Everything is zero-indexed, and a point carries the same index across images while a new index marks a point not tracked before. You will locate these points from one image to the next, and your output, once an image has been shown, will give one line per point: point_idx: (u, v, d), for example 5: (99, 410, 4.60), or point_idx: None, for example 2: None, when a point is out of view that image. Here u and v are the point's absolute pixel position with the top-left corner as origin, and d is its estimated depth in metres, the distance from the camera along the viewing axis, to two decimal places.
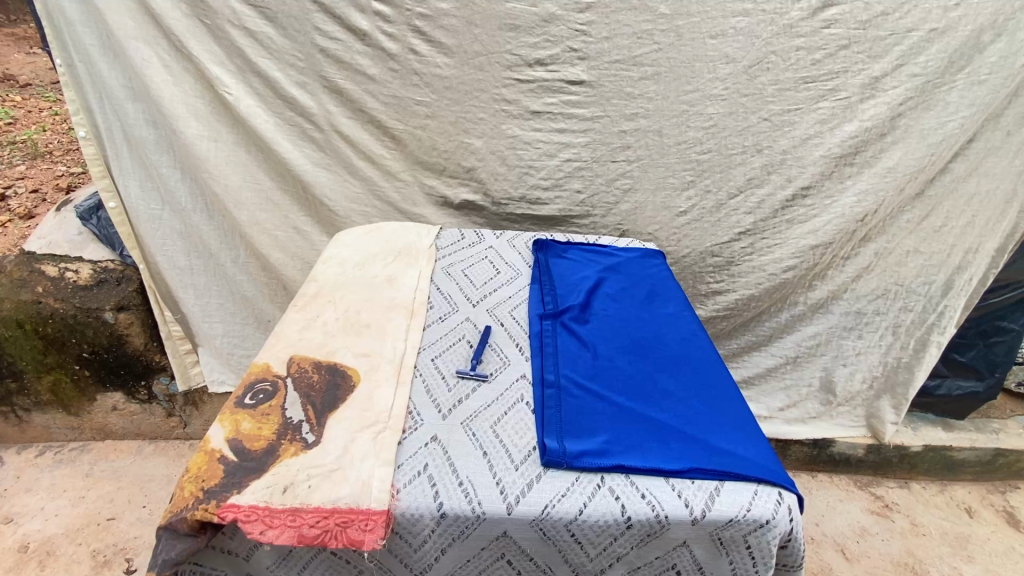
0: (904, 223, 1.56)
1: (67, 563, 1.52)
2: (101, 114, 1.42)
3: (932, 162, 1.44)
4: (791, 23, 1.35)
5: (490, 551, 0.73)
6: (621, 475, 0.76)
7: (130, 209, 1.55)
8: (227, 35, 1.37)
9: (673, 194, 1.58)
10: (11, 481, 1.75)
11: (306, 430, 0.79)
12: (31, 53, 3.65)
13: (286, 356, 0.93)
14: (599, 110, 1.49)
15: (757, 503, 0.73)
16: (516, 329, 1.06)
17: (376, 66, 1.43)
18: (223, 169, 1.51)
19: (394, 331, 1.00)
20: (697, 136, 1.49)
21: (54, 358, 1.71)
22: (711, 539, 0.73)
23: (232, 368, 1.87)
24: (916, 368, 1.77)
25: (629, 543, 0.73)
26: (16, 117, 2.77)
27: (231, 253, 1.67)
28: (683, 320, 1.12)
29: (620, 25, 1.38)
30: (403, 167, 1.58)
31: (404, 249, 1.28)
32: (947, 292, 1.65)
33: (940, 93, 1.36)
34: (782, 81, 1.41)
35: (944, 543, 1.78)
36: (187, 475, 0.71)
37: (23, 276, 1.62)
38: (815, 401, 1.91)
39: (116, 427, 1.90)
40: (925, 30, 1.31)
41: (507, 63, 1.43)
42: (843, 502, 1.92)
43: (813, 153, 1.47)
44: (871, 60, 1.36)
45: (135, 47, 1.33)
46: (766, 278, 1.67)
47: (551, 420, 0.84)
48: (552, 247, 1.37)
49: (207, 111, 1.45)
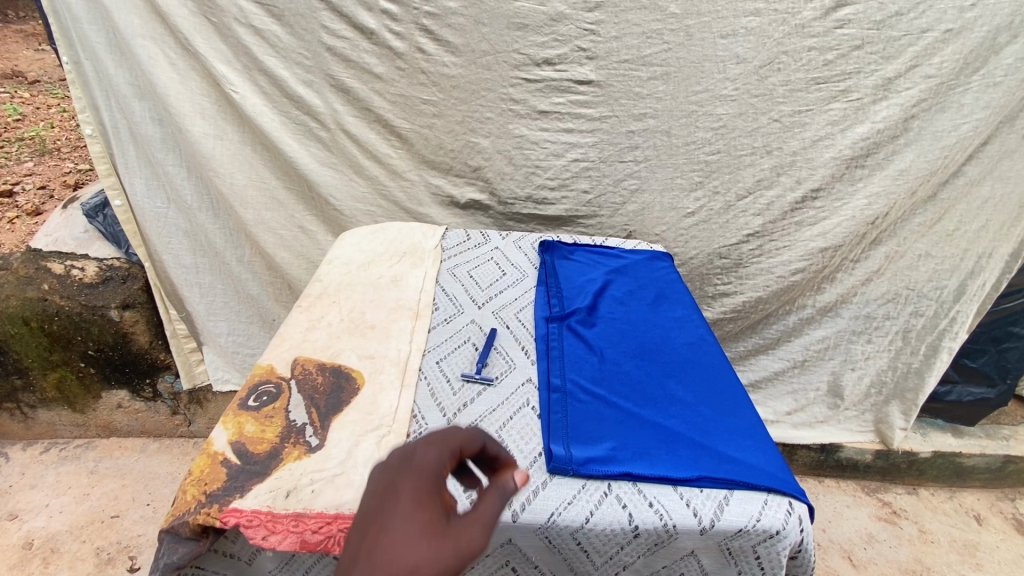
0: (916, 226, 1.54)
1: (72, 560, 1.52)
2: (108, 112, 1.42)
3: (945, 165, 1.41)
4: (803, 22, 1.32)
5: (494, 558, 0.73)
6: (629, 483, 0.75)
7: (136, 207, 1.55)
8: (233, 33, 1.36)
9: (681, 195, 1.57)
10: (16, 478, 1.76)
11: (311, 433, 0.78)
12: (39, 50, 3.66)
13: (290, 357, 0.92)
14: (607, 110, 1.47)
15: (766, 512, 0.72)
16: (522, 331, 1.05)
17: (383, 65, 1.43)
18: (228, 167, 1.51)
19: (398, 333, 1.00)
20: (706, 137, 1.48)
21: (60, 356, 1.71)
22: (720, 548, 0.72)
23: (237, 366, 1.87)
24: (926, 374, 1.75)
25: (636, 552, 0.72)
26: (25, 113, 2.78)
27: (236, 251, 1.67)
28: (691, 323, 1.11)
29: (629, 24, 1.37)
30: (409, 167, 1.57)
31: (409, 250, 1.27)
32: (959, 298, 1.62)
33: (954, 95, 1.34)
34: (793, 82, 1.39)
35: (952, 550, 1.76)
36: (190, 477, 0.71)
37: (28, 274, 1.60)
38: (822, 405, 1.90)
39: (121, 424, 1.91)
40: (940, 30, 1.28)
41: (515, 63, 1.42)
42: (850, 508, 1.90)
43: (824, 154, 1.45)
44: (884, 61, 1.33)
45: (142, 45, 1.33)
46: (774, 280, 1.66)
47: (558, 425, 0.82)
48: (558, 248, 1.37)
49: (213, 110, 1.44)
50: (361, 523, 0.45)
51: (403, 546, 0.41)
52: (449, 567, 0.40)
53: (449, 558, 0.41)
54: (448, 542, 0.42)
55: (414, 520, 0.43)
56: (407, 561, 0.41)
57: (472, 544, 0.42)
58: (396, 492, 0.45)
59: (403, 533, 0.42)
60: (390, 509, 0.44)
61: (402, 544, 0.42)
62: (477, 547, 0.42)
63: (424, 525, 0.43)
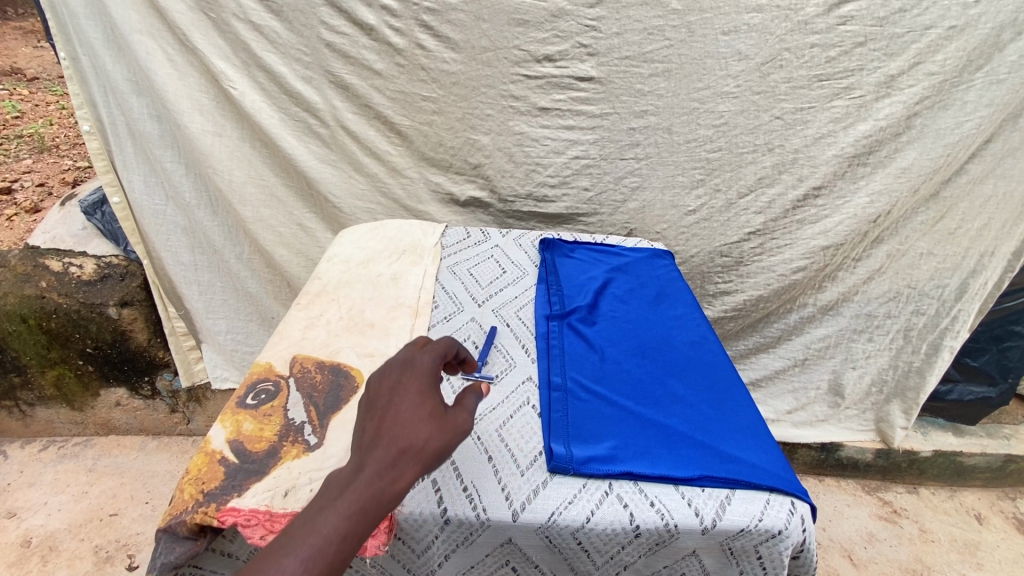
0: (918, 225, 1.53)
1: (70, 559, 1.52)
2: (106, 108, 1.41)
3: (948, 163, 1.41)
4: (806, 19, 1.31)
5: (494, 558, 0.72)
6: (630, 482, 0.74)
7: (134, 204, 1.54)
8: (232, 29, 1.35)
9: (682, 193, 1.56)
10: (14, 476, 1.75)
11: (309, 431, 0.78)
12: (37, 47, 3.64)
13: (289, 356, 0.91)
14: (608, 107, 1.46)
15: (769, 512, 0.71)
16: (522, 329, 1.04)
17: (382, 61, 1.42)
18: (226, 164, 1.50)
19: (398, 331, 0.99)
20: (707, 134, 1.47)
21: (57, 353, 1.70)
22: (721, 548, 0.71)
23: (236, 364, 1.86)
24: (927, 373, 1.74)
25: (637, 551, 0.72)
26: (23, 111, 2.77)
27: (235, 248, 1.66)
28: (692, 321, 1.10)
29: (630, 20, 1.36)
30: (408, 164, 1.56)
31: (408, 247, 1.26)
32: (961, 297, 1.61)
33: (957, 93, 1.33)
34: (795, 79, 1.38)
35: (953, 550, 1.75)
36: (187, 476, 0.70)
37: (26, 271, 1.60)
38: (823, 403, 1.89)
39: (120, 423, 1.90)
40: (943, 27, 1.27)
41: (515, 59, 1.41)
42: (850, 507, 1.89)
43: (826, 152, 1.45)
44: (887, 58, 1.32)
45: (140, 40, 1.32)
46: (775, 279, 1.65)
47: (558, 424, 0.82)
48: (558, 246, 1.36)
49: (212, 106, 1.43)
50: (375, 408, 0.59)
51: (417, 423, 0.57)
52: (452, 437, 0.58)
53: (448, 436, 0.58)
54: (449, 423, 0.59)
55: (422, 406, 0.59)
56: (420, 433, 0.56)
57: (462, 425, 0.60)
58: (405, 387, 0.60)
59: (415, 417, 0.57)
60: (401, 399, 0.59)
61: (416, 423, 0.57)
62: (467, 427, 0.60)
63: (431, 411, 0.58)
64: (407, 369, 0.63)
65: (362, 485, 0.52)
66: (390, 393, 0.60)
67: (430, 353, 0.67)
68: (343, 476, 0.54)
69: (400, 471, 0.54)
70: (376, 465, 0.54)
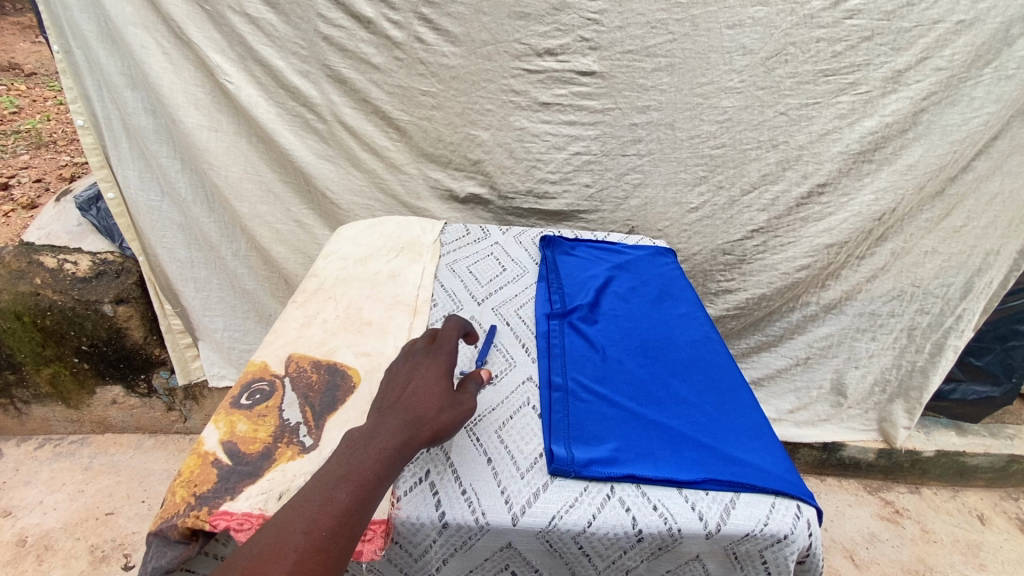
0: (924, 223, 1.51)
1: (65, 558, 1.50)
2: (100, 102, 1.39)
3: (954, 160, 1.39)
4: (812, 12, 1.29)
5: (494, 562, 0.71)
6: (632, 485, 0.72)
7: (130, 199, 1.52)
8: (227, 21, 1.33)
9: (684, 190, 1.54)
10: (10, 474, 1.74)
11: (304, 433, 0.76)
12: (36, 43, 3.61)
13: (285, 355, 0.90)
14: (610, 102, 1.44)
15: (774, 517, 0.70)
16: (522, 328, 1.03)
17: (381, 55, 1.39)
18: (222, 160, 1.48)
19: (396, 330, 0.97)
20: (710, 130, 1.45)
21: (53, 351, 1.69)
22: (725, 553, 0.70)
23: (233, 362, 1.85)
24: (931, 373, 1.72)
25: (640, 556, 0.70)
26: (21, 106, 2.74)
27: (232, 245, 1.64)
28: (695, 320, 1.08)
29: (633, 14, 1.34)
30: (407, 159, 1.54)
31: (407, 244, 1.24)
32: (966, 295, 1.60)
33: (965, 89, 1.31)
34: (800, 74, 1.36)
35: (956, 551, 1.74)
36: (180, 478, 0.68)
37: (21, 267, 1.59)
38: (825, 403, 1.88)
39: (116, 420, 1.89)
40: (952, 21, 1.25)
41: (515, 53, 1.39)
42: (852, 507, 1.88)
43: (831, 148, 1.43)
44: (895, 53, 1.30)
45: (134, 33, 1.30)
46: (779, 277, 1.63)
47: (560, 425, 0.80)
48: (559, 244, 1.34)
49: (208, 100, 1.41)
50: (396, 381, 0.70)
51: (433, 394, 0.68)
52: (461, 408, 0.69)
53: (456, 409, 0.69)
54: (458, 398, 0.70)
55: (437, 382, 0.70)
56: (436, 403, 0.68)
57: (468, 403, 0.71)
58: (424, 366, 0.72)
59: (431, 389, 0.69)
60: (420, 375, 0.71)
61: (433, 394, 0.68)
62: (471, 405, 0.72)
63: (445, 387, 0.70)
64: (426, 355, 0.75)
65: (389, 436, 0.62)
66: (411, 371, 0.72)
67: (445, 340, 0.79)
68: (371, 429, 0.63)
69: (419, 430, 0.64)
70: (399, 423, 0.64)
